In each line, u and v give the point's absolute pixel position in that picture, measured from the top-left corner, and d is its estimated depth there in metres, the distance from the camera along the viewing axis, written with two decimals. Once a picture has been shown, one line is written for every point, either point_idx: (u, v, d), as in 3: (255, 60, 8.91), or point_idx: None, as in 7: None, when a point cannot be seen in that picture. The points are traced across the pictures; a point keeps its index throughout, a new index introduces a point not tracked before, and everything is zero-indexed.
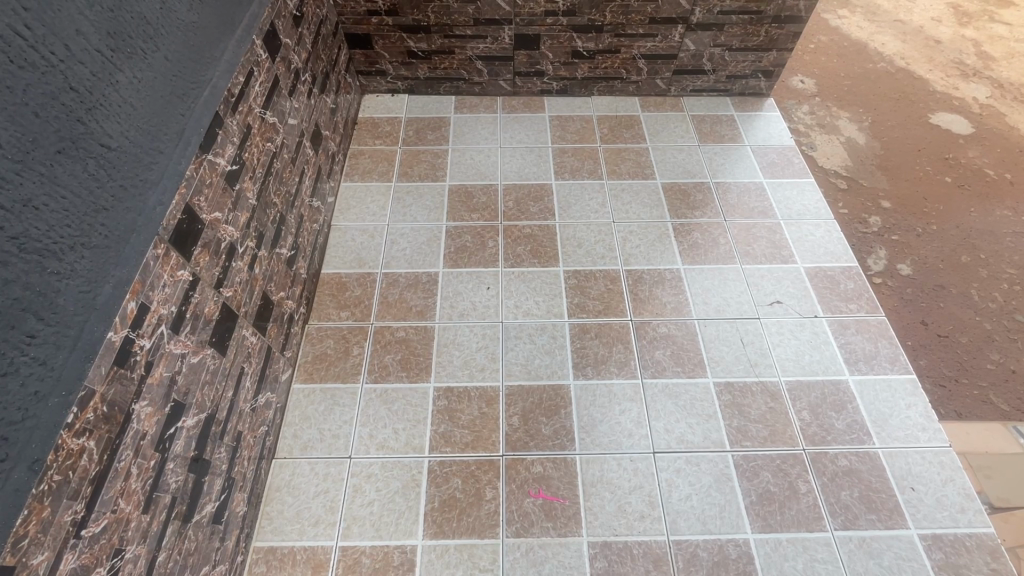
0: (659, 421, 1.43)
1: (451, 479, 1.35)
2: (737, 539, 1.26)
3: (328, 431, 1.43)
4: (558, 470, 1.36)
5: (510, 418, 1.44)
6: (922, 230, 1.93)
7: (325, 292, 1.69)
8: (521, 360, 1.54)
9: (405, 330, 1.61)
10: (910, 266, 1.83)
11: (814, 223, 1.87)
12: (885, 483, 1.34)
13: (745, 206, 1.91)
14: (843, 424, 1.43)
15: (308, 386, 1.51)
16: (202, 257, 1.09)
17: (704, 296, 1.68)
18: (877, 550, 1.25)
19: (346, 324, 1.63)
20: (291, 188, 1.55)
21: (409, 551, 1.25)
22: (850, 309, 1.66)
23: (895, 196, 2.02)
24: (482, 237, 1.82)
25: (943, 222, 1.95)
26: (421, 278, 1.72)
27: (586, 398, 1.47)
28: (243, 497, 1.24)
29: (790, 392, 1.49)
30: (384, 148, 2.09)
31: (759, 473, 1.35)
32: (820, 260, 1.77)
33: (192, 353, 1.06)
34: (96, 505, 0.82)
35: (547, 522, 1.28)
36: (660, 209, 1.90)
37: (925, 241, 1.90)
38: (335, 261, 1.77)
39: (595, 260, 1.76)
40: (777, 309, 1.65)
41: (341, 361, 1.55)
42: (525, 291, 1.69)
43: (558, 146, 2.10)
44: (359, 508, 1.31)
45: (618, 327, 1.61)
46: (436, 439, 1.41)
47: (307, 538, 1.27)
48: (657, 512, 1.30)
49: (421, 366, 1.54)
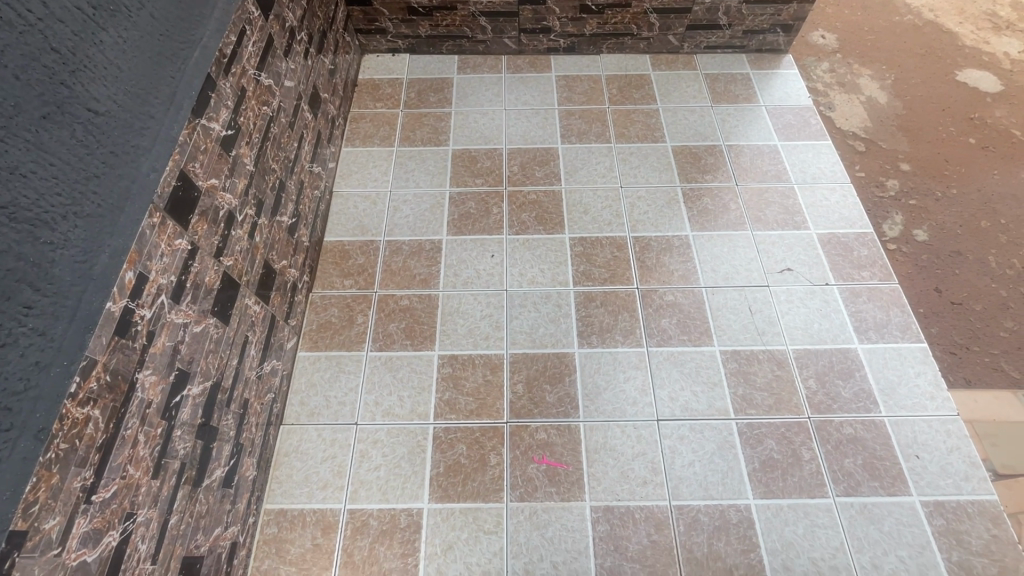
0: (664, 389, 1.43)
1: (456, 445, 1.36)
2: (739, 504, 1.27)
3: (334, 397, 1.44)
4: (562, 437, 1.37)
5: (514, 386, 1.44)
6: (941, 194, 1.86)
7: (328, 259, 1.68)
8: (526, 329, 1.53)
9: (409, 298, 1.60)
10: (926, 232, 1.77)
11: (830, 188, 1.81)
12: (890, 451, 1.33)
13: (757, 170, 1.85)
14: (850, 392, 1.42)
15: (314, 354, 1.51)
16: (200, 225, 1.08)
17: (713, 263, 1.64)
18: (878, 516, 1.25)
19: (350, 293, 1.62)
20: (290, 154, 1.52)
21: (415, 514, 1.28)
22: (863, 276, 1.61)
23: (914, 158, 1.95)
24: (487, 203, 1.79)
25: (963, 186, 1.88)
26: (425, 246, 1.70)
27: (590, 366, 1.47)
28: (252, 461, 1.26)
29: (797, 360, 1.47)
30: (386, 111, 2.03)
31: (763, 440, 1.35)
32: (834, 226, 1.72)
33: (193, 323, 1.05)
34: (105, 472, 0.83)
35: (550, 487, 1.30)
36: (670, 173, 1.85)
37: (944, 206, 1.83)
38: (338, 228, 1.75)
39: (602, 226, 1.73)
40: (787, 277, 1.61)
41: (345, 329, 1.55)
42: (530, 259, 1.66)
43: (565, 108, 2.03)
44: (366, 473, 1.33)
45: (624, 295, 1.58)
46: (441, 405, 1.42)
47: (316, 501, 1.30)
48: (659, 478, 1.31)
49: (426, 334, 1.54)
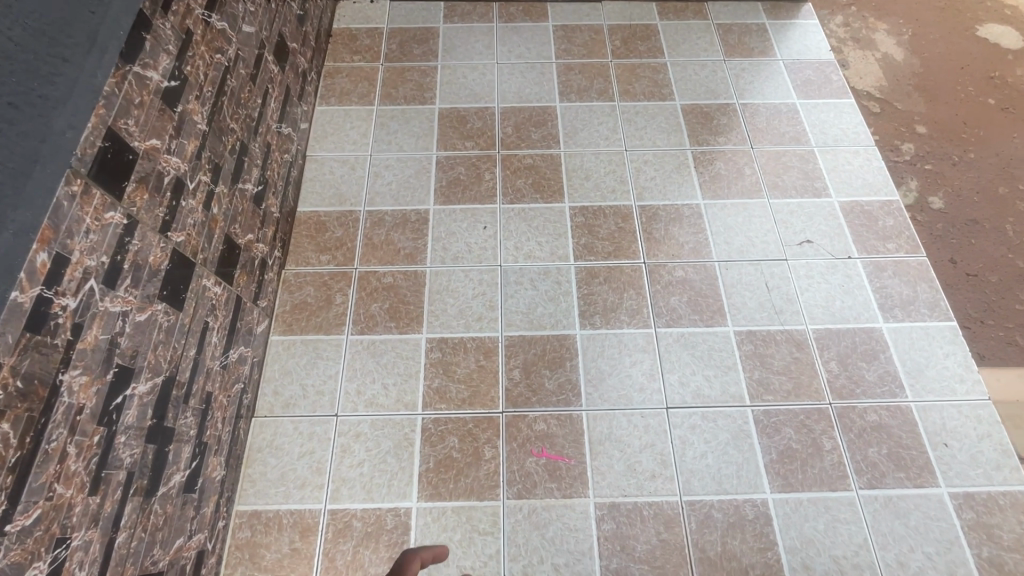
0: (673, 374, 1.31)
1: (447, 438, 1.24)
2: (755, 499, 1.18)
3: (311, 386, 1.31)
4: (562, 427, 1.25)
5: (510, 372, 1.31)
6: (958, 158, 1.72)
7: (302, 232, 1.52)
8: (523, 308, 1.39)
9: (392, 275, 1.45)
10: (942, 199, 1.63)
11: (852, 151, 1.66)
12: (917, 439, 1.23)
13: (774, 131, 1.69)
14: (874, 375, 1.31)
15: (287, 338, 1.37)
16: (138, 195, 0.91)
17: (726, 235, 1.50)
18: (904, 509, 1.16)
19: (327, 270, 1.46)
20: (252, 112, 1.33)
21: (403, 514, 1.17)
22: (888, 249, 1.48)
23: (933, 120, 1.79)
24: (478, 168, 1.62)
25: (982, 150, 1.74)
26: (409, 217, 1.54)
27: (593, 349, 1.34)
28: (219, 461, 1.14)
29: (818, 341, 1.35)
30: (364, 65, 1.82)
31: (781, 429, 1.25)
32: (857, 193, 1.58)
33: (136, 310, 0.90)
34: (23, 495, 0.69)
35: (550, 483, 1.19)
36: (679, 134, 1.68)
37: (962, 171, 1.69)
38: (313, 197, 1.57)
39: (605, 194, 1.57)
40: (806, 250, 1.48)
41: (322, 310, 1.40)
42: (526, 230, 1.51)
43: (563, 62, 1.83)
44: (348, 470, 1.21)
45: (630, 271, 1.44)
46: (430, 394, 1.29)
47: (293, 502, 1.18)
48: (669, 472, 1.20)
49: (412, 315, 1.39)
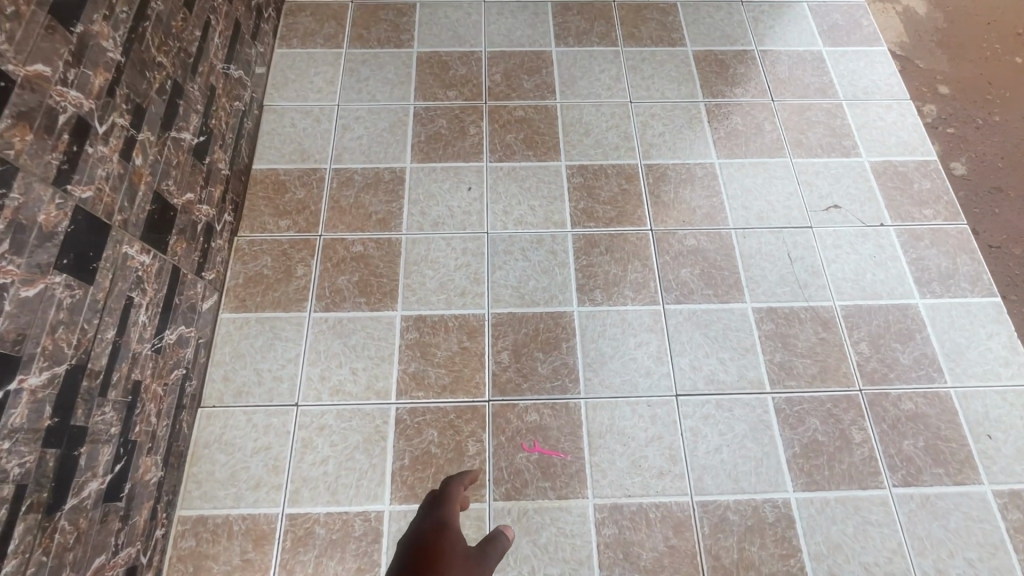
0: (683, 357, 1.15)
1: (424, 431, 1.08)
2: (776, 499, 1.03)
3: (268, 371, 1.13)
4: (558, 418, 1.09)
5: (497, 355, 1.14)
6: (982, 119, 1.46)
7: (258, 193, 1.31)
8: (512, 282, 1.22)
9: (362, 243, 1.26)
10: (965, 165, 1.40)
11: (884, 105, 1.47)
12: (957, 431, 1.09)
13: (797, 82, 1.49)
14: (910, 358, 1.15)
15: (240, 316, 1.18)
16: (16, 134, 0.71)
17: (744, 198, 1.32)
18: (942, 510, 1.03)
19: (286, 237, 1.27)
20: (190, 45, 1.10)
21: (373, 519, 1.01)
22: (925, 215, 1.31)
23: (960, 76, 1.53)
24: (461, 121, 1.41)
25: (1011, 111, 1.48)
26: (382, 176, 1.34)
27: (593, 328, 1.17)
28: (154, 461, 0.97)
29: (846, 319, 1.19)
30: (331, 2, 1.58)
31: (805, 420, 1.10)
32: (890, 152, 1.40)
33: (17, 285, 0.71)
34: None
35: (543, 482, 1.04)
36: (691, 85, 1.48)
37: (987, 134, 1.44)
38: (271, 153, 1.36)
39: (607, 152, 1.37)
40: (834, 216, 1.31)
41: (281, 284, 1.21)
42: (517, 193, 1.32)
43: (559, 1, 1.60)
44: (310, 468, 1.05)
45: (635, 239, 1.26)
46: (405, 380, 1.12)
47: (245, 505, 1.02)
48: (678, 469, 1.05)
49: (385, 290, 1.21)
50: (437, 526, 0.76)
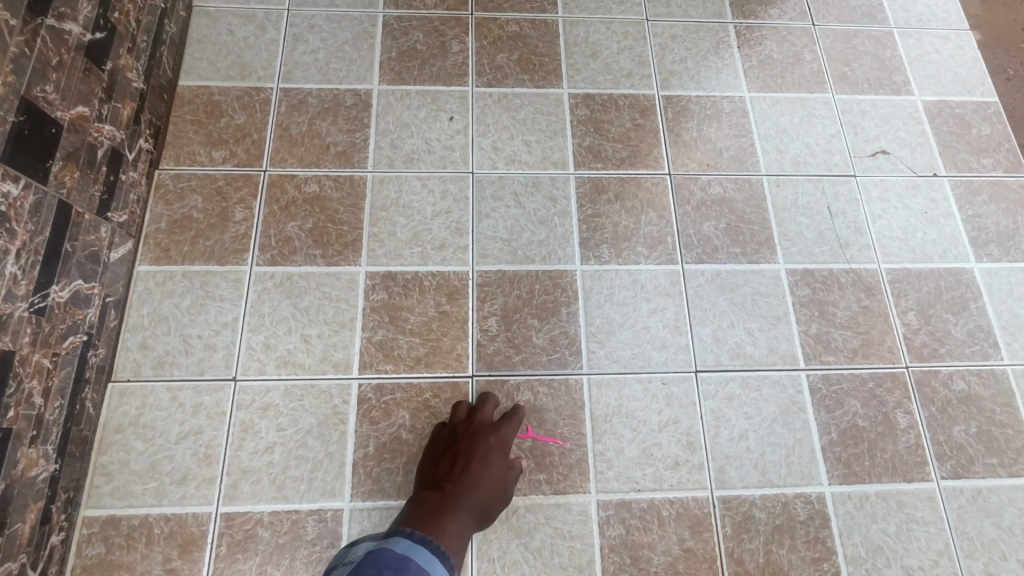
0: (705, 327, 0.97)
1: (394, 413, 0.89)
2: (809, 493, 0.88)
3: (197, 339, 0.91)
4: (555, 399, 0.91)
5: (484, 322, 0.94)
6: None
7: (185, 116, 1.05)
8: (502, 234, 1.00)
9: (317, 182, 1.02)
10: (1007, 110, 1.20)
11: (940, 35, 1.25)
12: (1012, 415, 0.95)
13: (842, 5, 1.26)
14: (963, 332, 0.99)
15: (162, 269, 0.95)
16: None
17: (779, 140, 1.11)
18: (995, 506, 0.89)
19: (221, 172, 1.02)
20: None
21: (329, 520, 0.83)
22: (983, 165, 1.13)
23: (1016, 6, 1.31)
24: (442, 35, 1.15)
25: None
26: (343, 100, 1.08)
27: (599, 291, 0.97)
28: (40, 452, 0.75)
29: (893, 285, 1.02)
30: None
31: (844, 402, 0.94)
32: (945, 90, 1.19)
33: None
34: None
35: (537, 475, 0.87)
36: (718, 2, 1.23)
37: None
38: (202, 67, 1.09)
39: (618, 79, 1.14)
40: (881, 163, 1.11)
41: (214, 230, 0.98)
42: (510, 125, 1.08)
43: None
44: (250, 458, 0.85)
45: (650, 185, 1.05)
46: (370, 351, 0.92)
47: (169, 504, 0.82)
48: (697, 459, 0.89)
49: (345, 240, 0.98)
50: (495, 451, 0.82)
